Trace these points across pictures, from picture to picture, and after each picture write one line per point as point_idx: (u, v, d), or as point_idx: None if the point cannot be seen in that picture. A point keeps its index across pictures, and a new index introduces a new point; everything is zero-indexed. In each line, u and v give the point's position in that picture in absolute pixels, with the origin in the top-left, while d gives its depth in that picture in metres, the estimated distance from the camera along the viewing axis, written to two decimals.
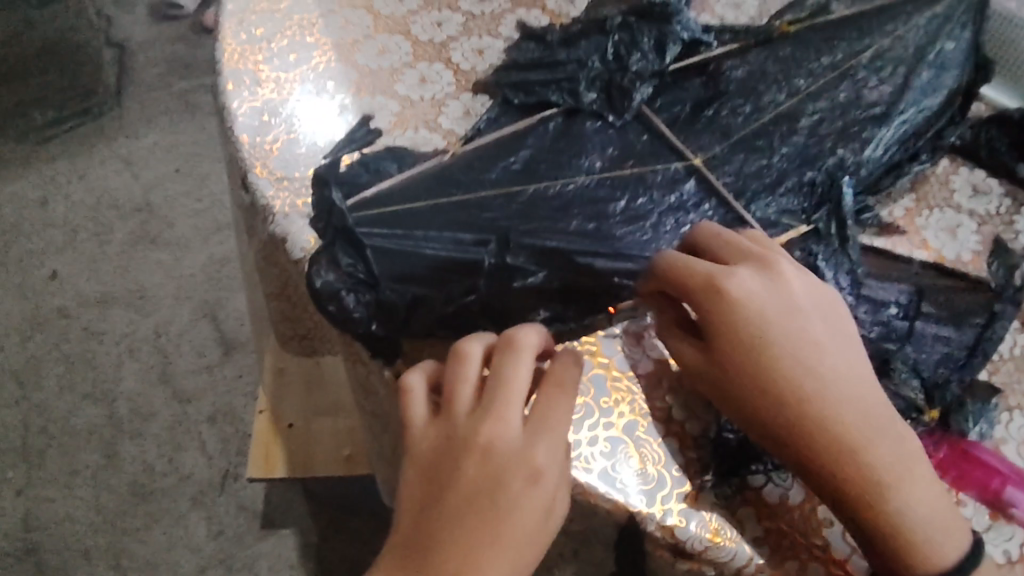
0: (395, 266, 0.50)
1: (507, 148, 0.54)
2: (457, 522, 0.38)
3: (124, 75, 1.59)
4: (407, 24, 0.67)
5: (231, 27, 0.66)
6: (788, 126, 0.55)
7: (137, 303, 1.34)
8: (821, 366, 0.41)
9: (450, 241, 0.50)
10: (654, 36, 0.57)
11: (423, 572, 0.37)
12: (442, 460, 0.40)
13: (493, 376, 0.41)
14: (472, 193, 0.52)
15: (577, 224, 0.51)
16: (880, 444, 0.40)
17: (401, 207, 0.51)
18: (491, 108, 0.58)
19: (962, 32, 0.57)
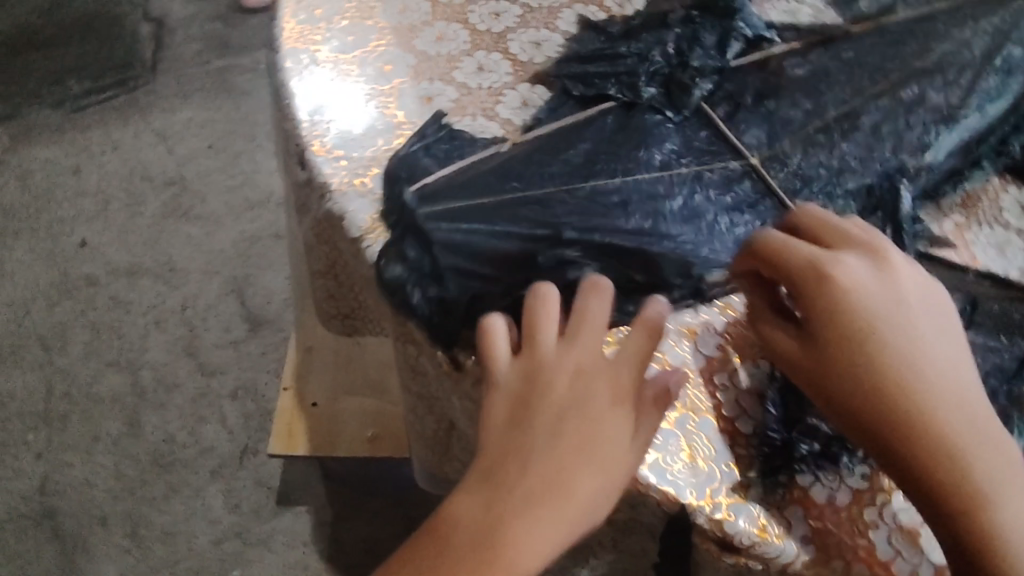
0: (456, 257, 0.49)
1: (567, 139, 0.55)
2: (550, 439, 0.39)
3: (161, 50, 1.62)
4: (464, 12, 0.67)
5: (291, 7, 0.67)
6: (849, 125, 0.54)
7: (165, 275, 1.35)
8: (924, 364, 0.39)
9: (508, 235, 0.49)
10: (717, 33, 0.59)
11: (520, 481, 0.38)
12: (531, 389, 0.41)
13: (575, 313, 0.43)
14: (529, 185, 0.51)
15: (635, 221, 0.50)
16: (978, 450, 0.38)
17: (459, 196, 0.51)
18: (550, 98, 0.59)
19: None
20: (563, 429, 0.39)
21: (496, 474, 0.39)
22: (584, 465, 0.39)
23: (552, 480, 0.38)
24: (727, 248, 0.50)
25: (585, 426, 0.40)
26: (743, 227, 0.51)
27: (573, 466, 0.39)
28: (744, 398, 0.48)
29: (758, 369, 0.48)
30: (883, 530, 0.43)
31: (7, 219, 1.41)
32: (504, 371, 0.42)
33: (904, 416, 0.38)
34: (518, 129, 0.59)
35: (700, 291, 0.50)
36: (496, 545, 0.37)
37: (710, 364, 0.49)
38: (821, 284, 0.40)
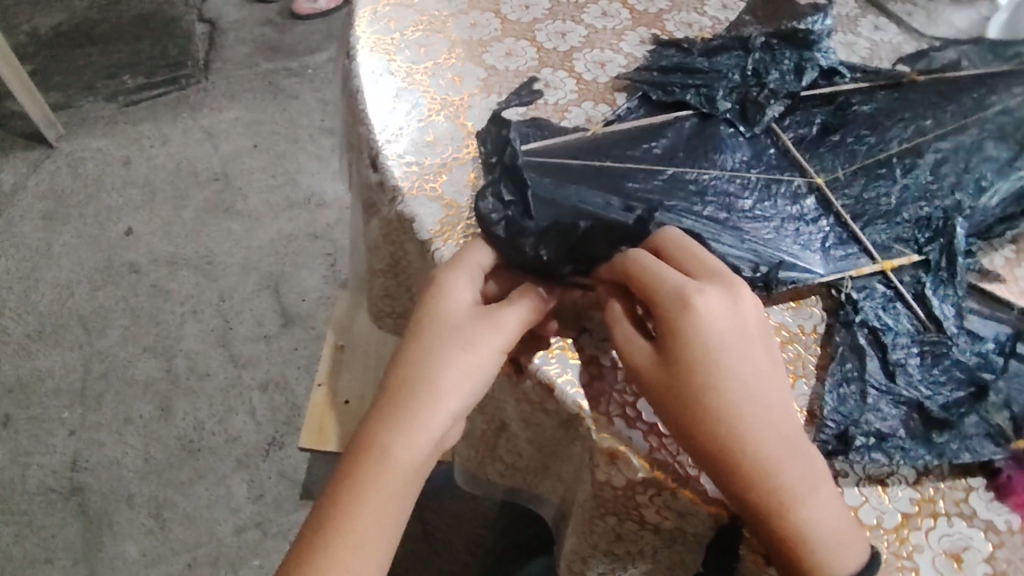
0: (549, 210, 0.53)
1: (648, 135, 0.58)
2: (410, 359, 0.46)
3: (212, 51, 1.68)
4: (533, 31, 0.71)
5: (366, 17, 0.72)
6: (912, 160, 0.57)
7: (205, 268, 1.38)
8: (751, 386, 0.43)
9: (599, 202, 0.53)
10: (793, 60, 0.62)
11: (393, 378, 0.46)
12: (438, 328, 0.46)
13: (475, 269, 0.49)
14: (618, 163, 0.56)
15: (709, 211, 0.54)
16: (783, 467, 0.41)
17: (560, 159, 0.57)
18: (632, 100, 0.62)
19: None
20: (413, 355, 0.46)
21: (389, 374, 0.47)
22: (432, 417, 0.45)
23: (405, 385, 0.45)
24: (792, 250, 0.53)
25: (451, 384, 0.45)
26: (805, 234, 0.54)
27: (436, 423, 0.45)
28: None
29: (805, 390, 0.50)
30: (927, 552, 0.45)
31: (54, 203, 1.45)
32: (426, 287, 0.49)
33: (722, 432, 0.41)
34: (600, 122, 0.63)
35: (769, 280, 0.51)
36: (367, 437, 0.45)
37: None
38: (683, 306, 0.43)
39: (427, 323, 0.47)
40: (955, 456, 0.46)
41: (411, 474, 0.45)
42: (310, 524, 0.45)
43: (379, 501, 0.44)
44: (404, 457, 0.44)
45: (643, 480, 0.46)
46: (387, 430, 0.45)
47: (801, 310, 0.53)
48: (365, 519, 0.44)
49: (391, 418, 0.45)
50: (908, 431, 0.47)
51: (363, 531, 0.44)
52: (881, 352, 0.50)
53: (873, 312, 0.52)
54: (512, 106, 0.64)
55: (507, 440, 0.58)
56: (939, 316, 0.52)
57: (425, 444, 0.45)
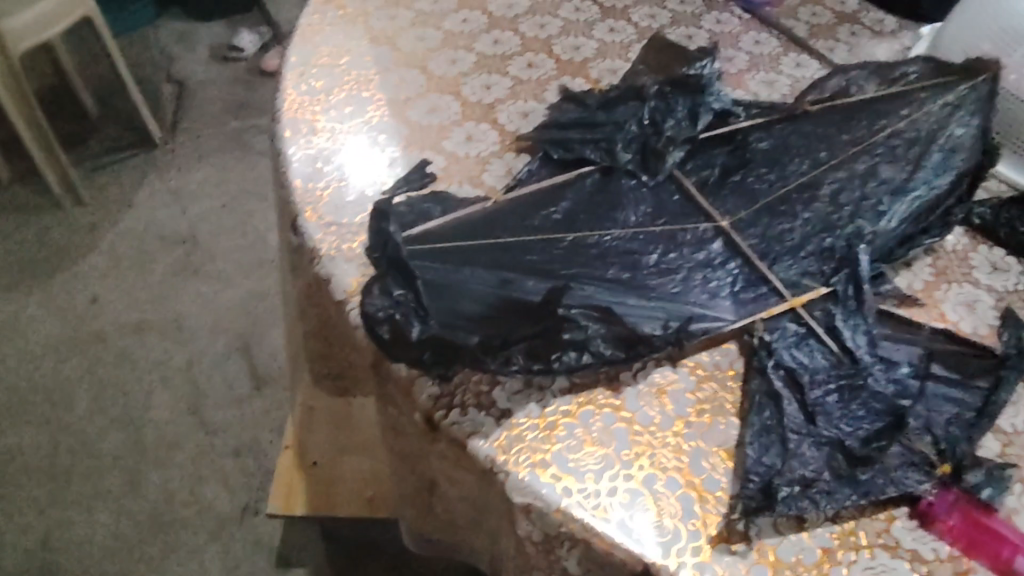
0: (443, 300, 0.51)
1: (549, 200, 0.59)
2: None
3: (179, 113, 1.69)
4: (458, 85, 0.72)
5: (293, 79, 0.72)
6: (810, 194, 0.59)
7: (173, 333, 1.38)
8: None
9: (496, 281, 0.52)
10: (688, 106, 0.63)
11: None
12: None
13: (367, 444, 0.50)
14: (516, 237, 0.56)
15: (613, 272, 0.54)
16: None
17: (450, 241, 0.55)
18: (533, 160, 0.62)
19: (971, 119, 0.60)
20: None
21: None
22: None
23: None
24: (699, 300, 0.53)
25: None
26: (713, 282, 0.54)
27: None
28: (712, 456, 0.48)
29: (728, 429, 0.49)
30: None
31: (21, 275, 1.45)
32: None
33: None
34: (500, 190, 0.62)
35: (679, 336, 0.51)
36: None
37: (676, 424, 0.49)
38: None
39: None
40: (881, 493, 0.45)
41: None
42: None
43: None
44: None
45: (558, 532, 0.46)
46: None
47: (718, 348, 0.53)
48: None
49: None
50: (833, 474, 0.45)
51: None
52: (799, 395, 0.49)
53: (786, 352, 0.51)
54: (400, 192, 0.63)
55: (438, 498, 0.58)
56: (851, 346, 0.52)
57: None
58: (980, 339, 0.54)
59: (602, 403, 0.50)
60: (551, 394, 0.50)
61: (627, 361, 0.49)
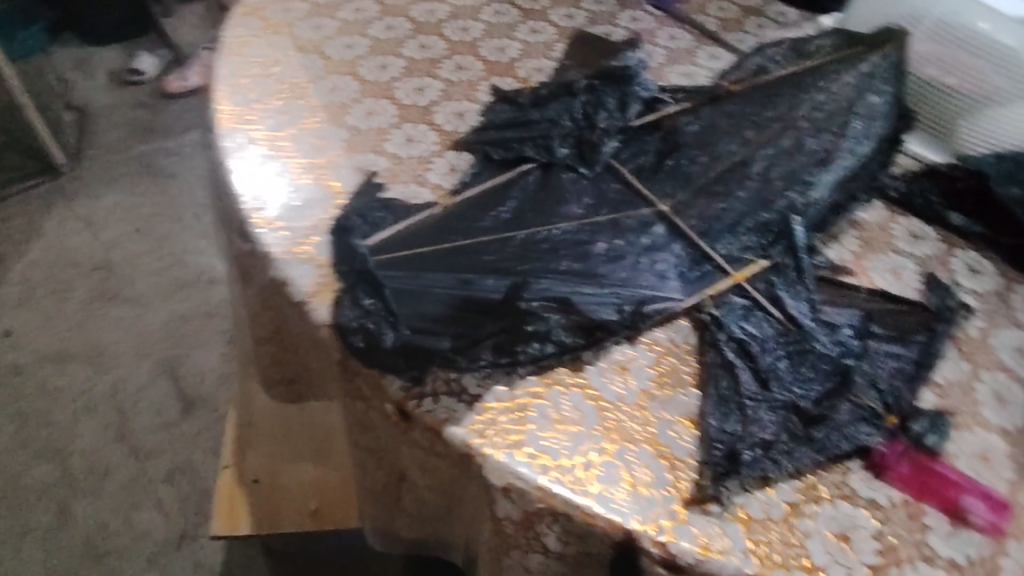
0: (410, 303, 0.52)
1: (494, 200, 0.60)
2: None
3: (83, 138, 1.63)
4: (391, 89, 0.73)
5: (224, 91, 0.71)
6: (741, 172, 0.63)
7: (95, 361, 1.32)
8: None
9: (456, 281, 0.53)
10: (617, 96, 0.67)
11: None
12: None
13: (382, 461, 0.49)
14: (470, 239, 0.56)
15: (566, 264, 0.55)
16: None
17: (403, 249, 0.55)
18: (473, 164, 0.64)
19: (884, 87, 0.67)
20: None
21: None
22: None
23: None
24: (650, 281, 0.55)
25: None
26: (661, 264, 0.56)
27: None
28: (679, 427, 0.50)
29: (690, 399, 0.51)
30: (817, 537, 0.45)
31: None
32: None
33: None
34: (446, 192, 0.63)
35: (634, 317, 0.53)
36: None
37: (641, 399, 0.51)
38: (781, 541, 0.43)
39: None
40: (836, 448, 0.48)
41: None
42: None
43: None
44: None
45: (537, 509, 0.47)
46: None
47: (669, 325, 0.55)
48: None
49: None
50: (790, 434, 0.48)
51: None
52: (751, 363, 0.52)
53: (735, 325, 0.53)
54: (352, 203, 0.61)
55: (408, 489, 0.58)
56: (796, 314, 0.54)
57: None
58: (910, 295, 0.58)
59: (569, 385, 0.51)
60: (517, 375, 0.51)
61: (588, 347, 0.51)
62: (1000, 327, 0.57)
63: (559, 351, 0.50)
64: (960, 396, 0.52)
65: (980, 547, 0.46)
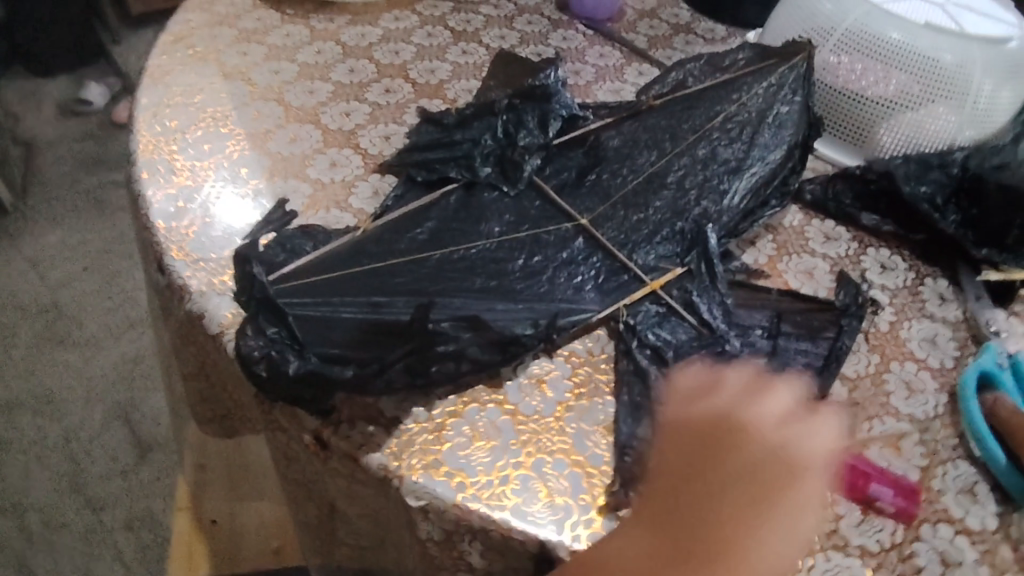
0: (315, 332, 0.50)
1: (413, 221, 0.60)
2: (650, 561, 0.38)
3: (29, 175, 1.60)
4: (317, 114, 0.73)
5: (145, 120, 0.71)
6: (658, 183, 0.64)
7: (46, 409, 1.29)
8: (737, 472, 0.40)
9: (366, 305, 0.52)
10: (537, 115, 0.67)
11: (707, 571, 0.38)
12: (762, 495, 0.39)
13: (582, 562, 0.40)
14: (383, 262, 0.56)
15: (481, 282, 0.55)
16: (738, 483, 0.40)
17: (321, 275, 0.55)
18: (398, 186, 0.64)
19: (793, 97, 0.67)
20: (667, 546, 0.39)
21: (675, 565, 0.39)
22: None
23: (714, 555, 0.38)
24: (567, 295, 0.55)
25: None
26: (578, 277, 0.57)
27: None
28: (594, 436, 0.50)
29: (606, 408, 0.51)
30: None
31: None
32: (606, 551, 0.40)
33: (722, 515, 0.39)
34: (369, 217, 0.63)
35: (550, 333, 0.53)
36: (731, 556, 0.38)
37: (557, 412, 0.51)
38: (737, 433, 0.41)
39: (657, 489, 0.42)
40: None
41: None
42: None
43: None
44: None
45: (455, 527, 0.47)
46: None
47: (588, 336, 0.55)
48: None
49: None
50: None
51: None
52: (664, 368, 0.52)
53: (649, 331, 0.54)
54: (265, 231, 0.61)
55: (341, 521, 0.58)
56: (708, 318, 0.55)
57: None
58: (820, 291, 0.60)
59: (486, 400, 0.51)
60: (436, 397, 0.51)
61: (505, 363, 0.51)
62: (910, 320, 0.58)
63: (468, 374, 0.50)
64: (872, 389, 0.54)
65: (890, 533, 0.46)
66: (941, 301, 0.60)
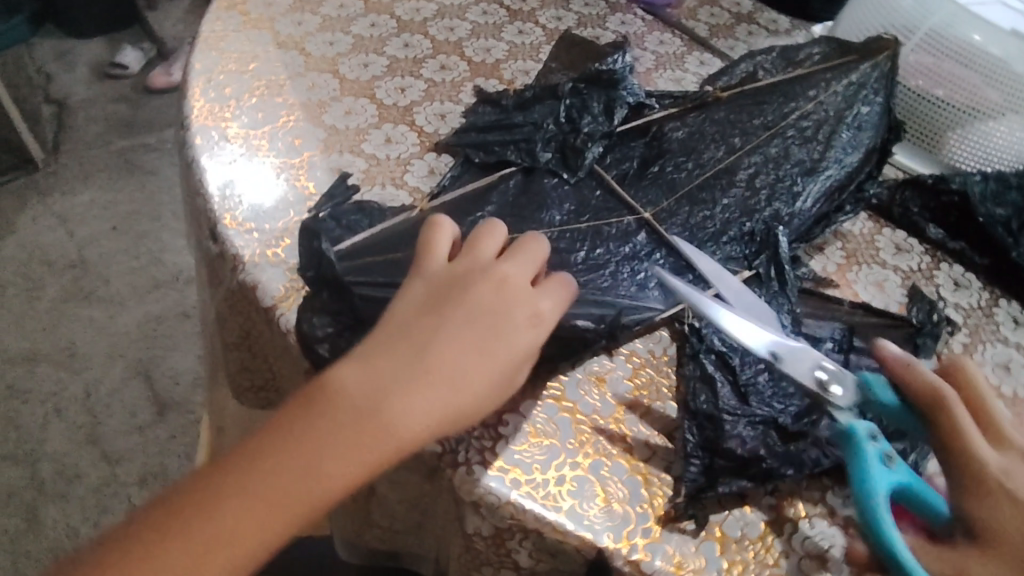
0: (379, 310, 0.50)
1: (472, 201, 0.59)
2: (442, 340, 0.41)
3: (62, 132, 1.60)
4: (372, 88, 0.71)
5: (200, 86, 0.69)
6: (727, 179, 0.61)
7: (67, 361, 1.29)
8: (491, 298, 0.43)
9: None
10: (603, 101, 0.64)
11: (435, 350, 0.40)
12: (472, 326, 0.42)
13: (407, 339, 0.41)
14: None
15: None
16: (503, 298, 0.43)
17: (380, 255, 0.54)
18: (453, 166, 0.62)
19: (875, 97, 0.64)
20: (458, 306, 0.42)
21: (419, 349, 0.40)
22: (505, 335, 0.42)
23: (435, 349, 0.41)
24: (630, 291, 0.54)
25: (506, 337, 0.42)
26: (641, 273, 0.55)
27: (492, 363, 0.41)
28: (654, 440, 0.49)
29: (668, 412, 0.50)
30: (793, 557, 0.45)
31: None
32: (408, 323, 0.42)
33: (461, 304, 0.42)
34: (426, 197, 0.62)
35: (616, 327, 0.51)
36: (427, 351, 0.40)
37: (619, 411, 0.50)
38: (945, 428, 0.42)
39: (462, 295, 0.43)
40: (816, 464, 0.46)
41: (453, 416, 0.40)
42: (415, 368, 0.40)
43: (291, 485, 0.37)
44: (395, 402, 0.39)
45: (508, 526, 0.46)
46: (385, 379, 0.39)
47: (650, 336, 0.54)
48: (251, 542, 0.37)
49: (438, 338, 0.41)
50: (769, 450, 0.47)
51: (222, 530, 0.36)
52: (732, 376, 0.50)
53: (715, 336, 0.52)
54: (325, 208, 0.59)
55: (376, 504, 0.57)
56: (778, 326, 0.53)
57: (473, 360, 0.41)
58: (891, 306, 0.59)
59: (545, 395, 0.50)
60: None
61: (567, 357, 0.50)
62: (985, 343, 0.57)
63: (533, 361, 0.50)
64: None
65: None
66: (1016, 324, 0.59)
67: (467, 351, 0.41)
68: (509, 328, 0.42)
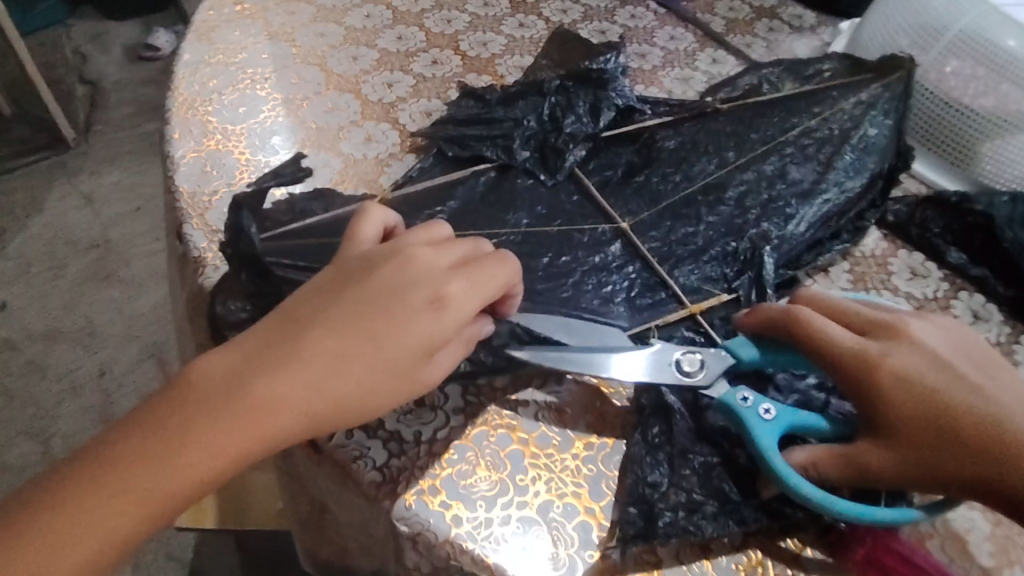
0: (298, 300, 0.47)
1: (436, 198, 0.56)
2: (332, 326, 0.38)
3: (93, 112, 1.61)
4: (358, 83, 0.68)
5: (185, 78, 0.66)
6: (716, 196, 0.57)
7: (85, 340, 1.30)
8: (394, 283, 0.40)
9: None
10: (589, 101, 0.60)
11: (320, 337, 0.38)
12: (364, 315, 0.39)
13: (296, 322, 0.39)
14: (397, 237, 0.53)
15: None
16: (406, 284, 0.40)
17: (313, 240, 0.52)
18: (425, 158, 0.59)
19: (884, 119, 0.60)
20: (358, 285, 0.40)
21: (302, 331, 0.38)
22: (404, 326, 0.39)
23: (316, 333, 0.38)
24: (592, 304, 0.50)
25: (405, 328, 0.39)
26: (608, 286, 0.52)
27: (383, 356, 0.39)
28: (611, 482, 0.45)
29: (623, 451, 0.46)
30: None
31: None
32: (302, 305, 0.39)
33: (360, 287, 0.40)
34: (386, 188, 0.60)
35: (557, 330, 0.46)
36: (311, 336, 0.38)
37: (578, 444, 0.46)
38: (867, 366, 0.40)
39: (363, 279, 0.40)
40: (781, 512, 0.43)
41: (334, 409, 0.38)
42: (296, 353, 0.38)
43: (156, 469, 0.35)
44: (267, 393, 0.37)
45: (446, 565, 0.43)
46: (258, 364, 0.37)
47: None
48: (100, 540, 0.34)
49: (323, 321, 0.39)
50: (719, 502, 0.43)
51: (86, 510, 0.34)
52: (692, 410, 0.46)
53: None
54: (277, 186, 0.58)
55: (330, 521, 0.55)
56: None
57: (362, 351, 0.38)
58: None
59: (497, 424, 0.46)
60: (444, 408, 0.47)
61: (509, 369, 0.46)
62: None
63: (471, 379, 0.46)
64: None
65: None
66: None
67: (357, 339, 0.38)
68: (409, 319, 0.39)
